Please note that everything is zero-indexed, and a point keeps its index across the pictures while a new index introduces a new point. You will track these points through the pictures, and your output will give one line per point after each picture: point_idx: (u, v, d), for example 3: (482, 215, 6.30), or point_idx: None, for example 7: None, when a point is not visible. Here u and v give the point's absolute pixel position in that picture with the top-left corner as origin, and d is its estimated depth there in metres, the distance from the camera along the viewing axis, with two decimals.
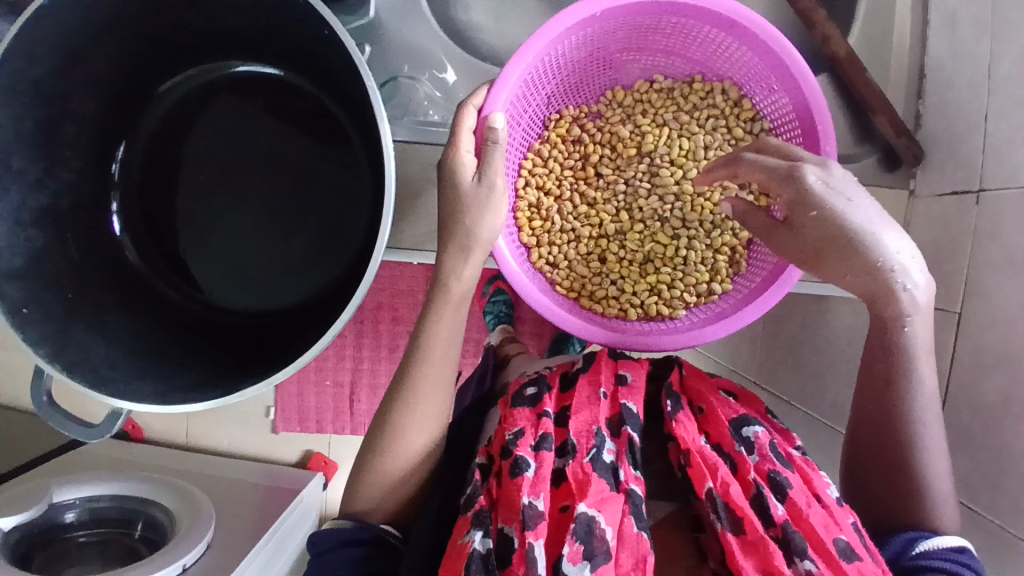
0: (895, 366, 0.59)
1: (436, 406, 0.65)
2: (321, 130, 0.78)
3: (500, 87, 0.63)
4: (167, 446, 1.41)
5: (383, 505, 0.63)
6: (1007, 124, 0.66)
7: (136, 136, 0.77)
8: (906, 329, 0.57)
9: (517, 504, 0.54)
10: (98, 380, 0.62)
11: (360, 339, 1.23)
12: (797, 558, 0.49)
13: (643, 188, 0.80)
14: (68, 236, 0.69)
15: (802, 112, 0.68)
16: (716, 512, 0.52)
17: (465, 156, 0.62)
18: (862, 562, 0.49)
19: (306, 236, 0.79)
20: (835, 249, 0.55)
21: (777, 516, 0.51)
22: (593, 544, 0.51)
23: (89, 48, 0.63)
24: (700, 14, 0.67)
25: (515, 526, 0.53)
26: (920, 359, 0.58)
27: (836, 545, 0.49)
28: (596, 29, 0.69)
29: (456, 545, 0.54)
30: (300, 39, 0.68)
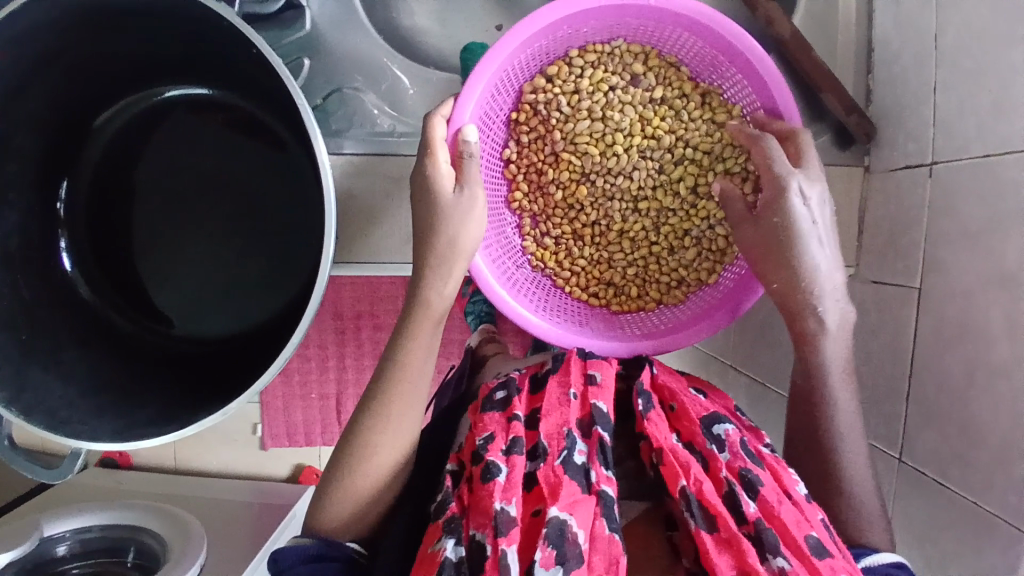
0: (812, 377, 0.61)
1: (411, 421, 0.63)
2: (269, 149, 0.77)
3: (463, 101, 0.63)
4: (157, 471, 1.41)
5: (350, 523, 0.61)
6: (955, 93, 0.65)
7: (77, 172, 0.76)
8: (819, 346, 0.60)
9: (489, 510, 0.52)
10: (56, 423, 0.62)
11: (340, 351, 1.22)
12: (770, 554, 0.48)
13: (620, 181, 0.75)
14: (18, 278, 0.68)
15: (760, 94, 0.65)
16: (690, 510, 0.51)
17: (441, 167, 0.61)
18: (832, 559, 0.49)
19: (264, 257, 0.79)
20: (775, 254, 0.59)
21: (750, 513, 0.51)
22: (566, 548, 0.49)
23: (19, 88, 0.62)
24: (659, 15, 0.65)
25: (487, 531, 0.52)
26: (834, 376, 0.61)
27: (808, 541, 0.49)
28: (535, 44, 0.67)
29: (428, 553, 0.53)
30: (232, 61, 0.67)
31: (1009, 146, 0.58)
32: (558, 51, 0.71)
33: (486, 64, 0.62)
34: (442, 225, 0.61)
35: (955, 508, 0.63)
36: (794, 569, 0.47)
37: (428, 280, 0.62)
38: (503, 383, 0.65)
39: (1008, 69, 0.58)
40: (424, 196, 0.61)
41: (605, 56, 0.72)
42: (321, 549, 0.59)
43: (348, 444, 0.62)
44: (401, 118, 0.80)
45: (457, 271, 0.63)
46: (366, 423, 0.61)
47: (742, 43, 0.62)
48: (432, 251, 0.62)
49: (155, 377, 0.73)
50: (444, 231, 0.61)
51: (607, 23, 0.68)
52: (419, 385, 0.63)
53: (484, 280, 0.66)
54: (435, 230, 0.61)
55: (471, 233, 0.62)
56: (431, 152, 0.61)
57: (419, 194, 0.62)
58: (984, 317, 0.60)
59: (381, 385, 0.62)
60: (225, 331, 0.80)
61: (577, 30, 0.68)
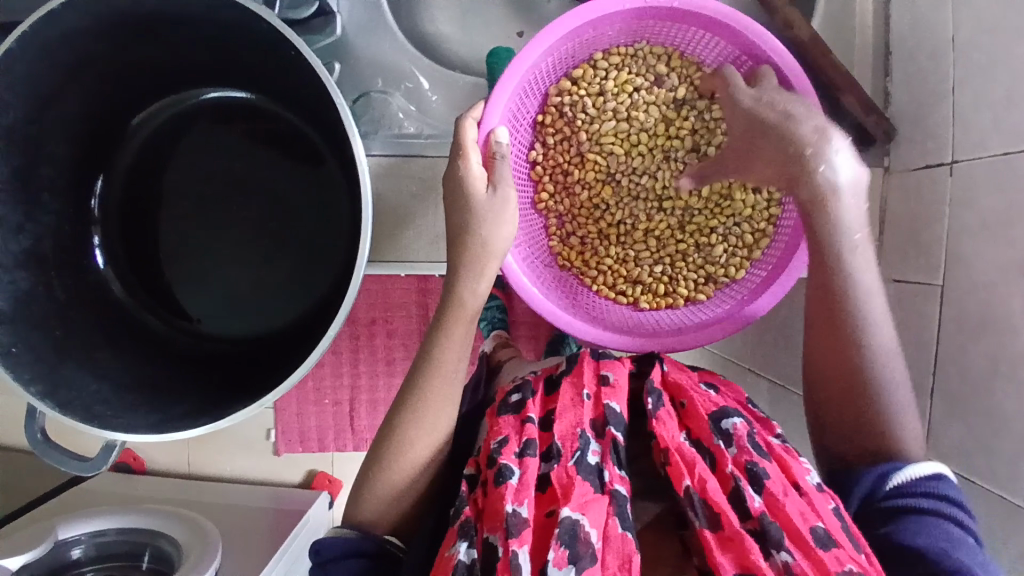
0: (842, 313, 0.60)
1: (445, 416, 0.63)
2: (297, 151, 0.78)
3: (495, 103, 0.64)
4: (171, 477, 1.40)
5: (388, 515, 0.62)
6: (975, 92, 0.67)
7: (112, 174, 0.78)
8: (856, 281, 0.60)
9: (501, 512, 0.53)
10: (92, 417, 0.62)
11: (357, 355, 1.23)
12: (773, 549, 0.49)
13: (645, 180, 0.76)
14: (51, 277, 0.69)
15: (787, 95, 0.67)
16: (694, 509, 0.52)
17: (474, 167, 0.62)
18: (839, 549, 0.49)
19: (291, 257, 0.80)
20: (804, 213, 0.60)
21: (754, 508, 0.51)
22: (577, 548, 0.50)
23: (59, 88, 0.63)
24: (685, 18, 0.67)
25: (499, 533, 0.52)
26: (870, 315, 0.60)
27: (814, 534, 0.49)
28: (563, 48, 0.69)
29: (443, 557, 0.54)
30: (267, 63, 0.69)
31: None
32: (583, 54, 0.73)
33: (518, 66, 0.64)
34: (476, 223, 0.62)
35: (982, 500, 0.64)
36: (797, 563, 0.48)
37: (461, 279, 0.63)
38: (518, 386, 0.66)
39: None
40: (459, 199, 0.62)
41: (628, 59, 0.74)
42: (356, 543, 0.59)
43: (385, 437, 0.63)
44: (427, 121, 0.82)
45: (491, 269, 0.63)
46: (402, 415, 0.62)
47: (768, 45, 0.64)
48: (466, 250, 0.62)
49: (186, 376, 0.74)
50: (479, 231, 0.62)
51: (630, 25, 0.69)
52: (453, 381, 0.63)
53: (517, 279, 0.68)
54: (469, 228, 0.62)
55: (506, 230, 0.63)
56: (462, 154, 0.62)
57: (452, 196, 0.63)
58: (1007, 309, 0.61)
59: (418, 379, 0.63)
60: (251, 331, 0.81)
61: (602, 33, 0.70)
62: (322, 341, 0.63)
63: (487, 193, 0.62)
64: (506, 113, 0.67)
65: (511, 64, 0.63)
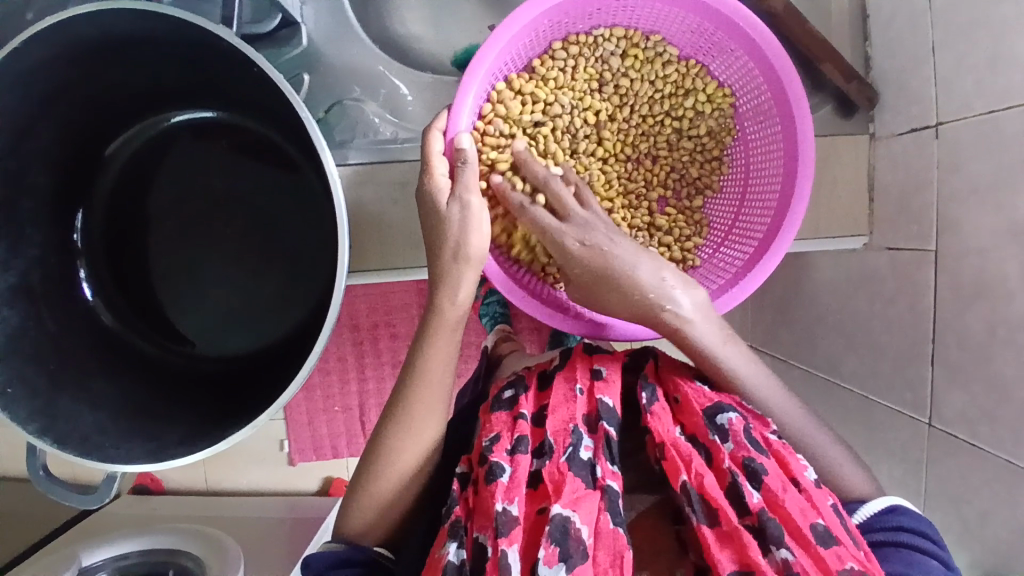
0: (735, 386, 0.59)
1: (431, 428, 0.63)
2: (275, 167, 0.78)
3: (458, 109, 0.64)
4: (189, 494, 1.42)
5: (374, 526, 0.62)
6: (954, 51, 0.65)
7: (92, 204, 0.78)
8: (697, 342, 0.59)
9: (491, 511, 0.53)
10: (90, 449, 0.63)
11: (361, 361, 1.23)
12: (773, 546, 0.49)
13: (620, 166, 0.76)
14: (41, 311, 0.69)
15: (761, 63, 0.65)
16: (691, 505, 0.52)
17: (440, 179, 0.62)
18: (839, 547, 0.48)
19: (278, 271, 0.79)
20: (605, 285, 0.60)
21: (753, 504, 0.51)
22: (568, 544, 0.50)
23: (30, 123, 0.63)
24: None
25: (489, 532, 0.53)
26: (736, 365, 0.59)
27: (814, 531, 0.49)
28: (525, 40, 0.67)
29: (433, 557, 0.54)
30: (234, 81, 0.68)
31: (1015, 98, 0.58)
32: (543, 44, 0.71)
33: (479, 65, 0.63)
34: (446, 235, 0.61)
35: (989, 466, 0.63)
36: (798, 561, 0.48)
37: (441, 290, 0.62)
38: (511, 382, 0.65)
39: (1005, 20, 0.58)
40: (433, 216, 0.62)
41: (590, 46, 0.72)
42: (345, 554, 0.61)
43: (370, 450, 0.63)
44: (403, 124, 0.81)
45: (470, 277, 0.62)
46: (387, 432, 0.62)
47: (743, 19, 0.62)
48: (442, 262, 0.62)
49: (182, 401, 0.74)
50: (449, 239, 0.61)
51: (589, 9, 0.68)
52: (439, 392, 0.63)
53: (498, 279, 0.68)
54: (441, 239, 0.61)
55: (476, 236, 0.61)
56: (428, 165, 0.62)
57: (424, 211, 0.63)
58: (1003, 271, 0.60)
59: (402, 393, 0.63)
60: (246, 348, 0.81)
61: (560, 21, 0.68)
62: (307, 362, 0.63)
63: (448, 203, 0.61)
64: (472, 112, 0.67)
65: (476, 59, 0.62)
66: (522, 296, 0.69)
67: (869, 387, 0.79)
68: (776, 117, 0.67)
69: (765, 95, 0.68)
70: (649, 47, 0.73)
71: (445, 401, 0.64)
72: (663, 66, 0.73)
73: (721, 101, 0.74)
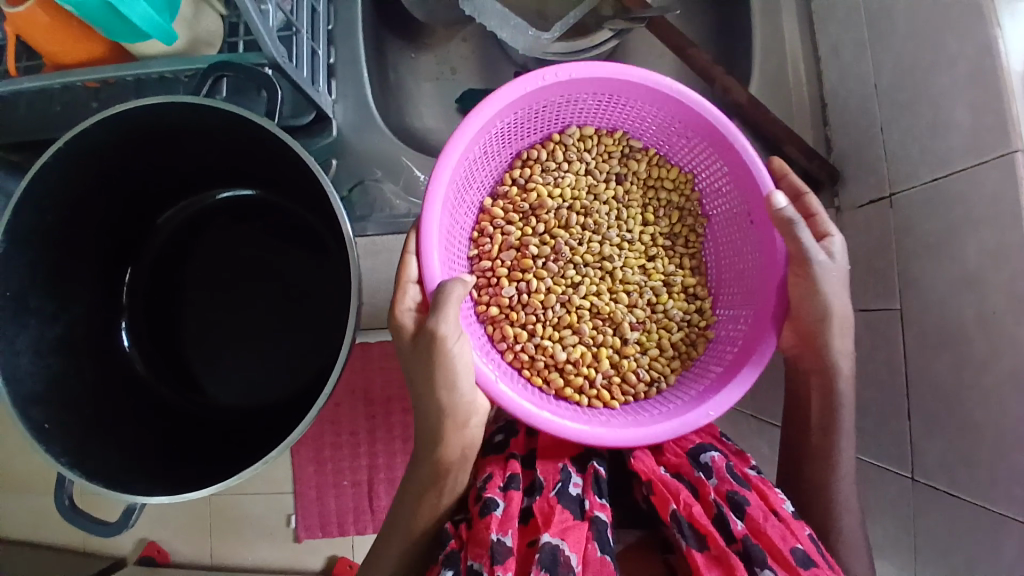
0: (825, 413, 0.70)
1: (424, 519, 0.69)
2: (300, 238, 0.87)
3: (428, 248, 0.64)
4: (194, 569, 1.41)
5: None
6: (902, 129, 0.73)
7: (140, 263, 0.87)
8: (836, 383, 0.69)
9: (486, 541, 0.60)
10: (115, 482, 0.68)
11: (374, 434, 1.29)
12: (758, 568, 0.57)
13: (604, 244, 0.82)
14: (82, 362, 0.77)
15: (724, 149, 0.72)
16: (682, 532, 0.60)
17: (406, 314, 0.67)
18: (818, 568, 0.56)
19: (296, 331, 0.86)
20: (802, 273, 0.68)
21: (738, 531, 0.60)
22: (557, 568, 0.57)
23: (87, 196, 0.74)
24: (623, 88, 0.72)
25: (484, 560, 0.59)
26: (842, 413, 0.70)
27: (794, 553, 0.57)
28: (486, 148, 0.73)
29: None
30: (267, 162, 0.78)
31: (954, 167, 0.66)
32: (505, 149, 0.79)
33: (440, 176, 0.65)
34: (427, 372, 0.64)
35: (968, 512, 0.65)
36: None
37: (426, 412, 0.67)
38: (502, 428, 0.77)
39: (940, 99, 0.68)
40: (424, 350, 0.63)
41: (557, 148, 0.82)
42: None
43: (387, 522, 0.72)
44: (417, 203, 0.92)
45: (453, 403, 0.66)
46: (410, 494, 0.70)
47: (676, 93, 0.70)
48: (419, 384, 0.66)
49: (199, 449, 0.79)
50: (426, 368, 0.64)
51: (552, 119, 0.79)
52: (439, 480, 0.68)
53: (509, 401, 0.64)
54: (420, 369, 0.65)
55: (449, 383, 0.64)
56: (396, 298, 0.67)
57: (397, 339, 0.68)
58: (961, 322, 0.66)
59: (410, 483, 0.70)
60: (262, 401, 0.86)
61: (520, 125, 0.76)
62: (315, 405, 0.68)
63: (411, 338, 0.66)
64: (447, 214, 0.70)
65: (442, 156, 0.65)
66: (521, 403, 0.65)
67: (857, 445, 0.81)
68: (740, 191, 0.74)
69: (726, 170, 0.75)
70: (623, 145, 0.84)
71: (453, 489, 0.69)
72: (628, 163, 0.84)
73: (687, 185, 0.83)
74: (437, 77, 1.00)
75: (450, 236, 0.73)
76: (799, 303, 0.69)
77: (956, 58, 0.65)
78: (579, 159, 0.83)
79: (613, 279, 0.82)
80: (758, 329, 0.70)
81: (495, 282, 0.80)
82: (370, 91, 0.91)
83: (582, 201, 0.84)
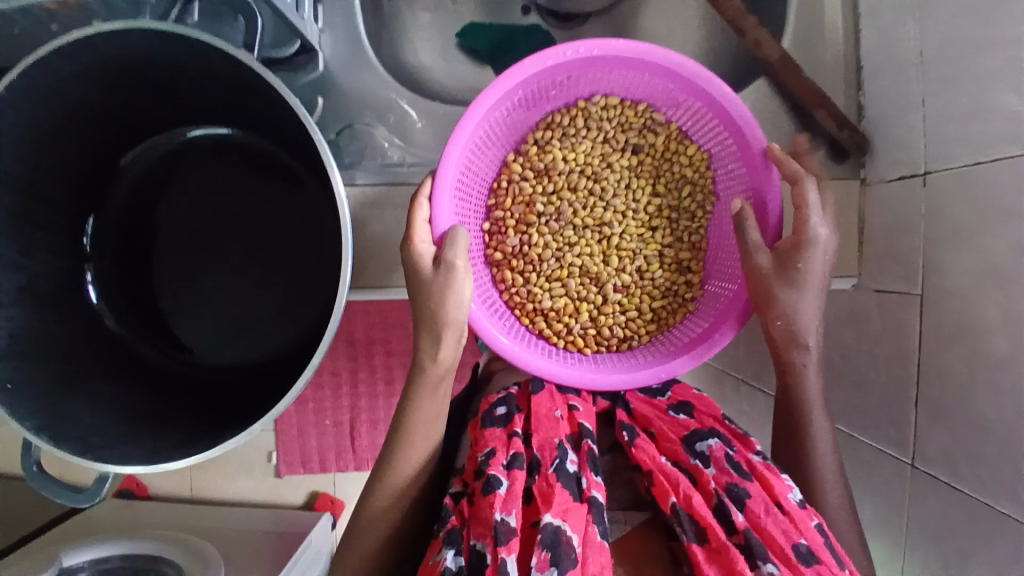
0: (794, 403, 0.67)
1: (420, 457, 0.67)
2: (286, 186, 0.80)
3: (440, 199, 0.65)
4: (174, 502, 1.41)
5: (391, 513, 0.65)
6: (942, 103, 0.68)
7: (105, 211, 0.80)
8: (801, 372, 0.67)
9: (489, 520, 0.57)
10: (88, 449, 0.64)
11: (354, 375, 1.23)
12: (760, 561, 0.54)
13: (603, 212, 0.78)
14: (48, 316, 0.71)
15: (734, 131, 0.67)
16: (681, 525, 0.58)
17: (421, 247, 0.64)
18: (820, 565, 0.54)
19: (279, 285, 0.81)
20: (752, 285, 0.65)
21: (738, 524, 0.57)
22: (559, 550, 0.54)
23: (46, 134, 0.65)
24: (639, 65, 0.66)
25: (488, 541, 0.56)
26: (814, 410, 0.67)
27: (796, 549, 0.55)
28: (502, 113, 0.69)
29: (429, 565, 0.58)
30: (244, 100, 0.70)
31: (996, 151, 0.60)
32: (524, 114, 0.74)
33: (460, 134, 0.64)
34: (428, 297, 0.64)
35: (967, 507, 0.65)
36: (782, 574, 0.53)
37: (423, 346, 0.66)
38: (503, 399, 0.71)
39: (986, 72, 0.61)
40: (439, 283, 0.63)
41: (581, 116, 0.76)
42: None
43: (377, 462, 0.68)
44: (412, 149, 0.83)
45: (450, 338, 0.65)
46: (402, 421, 0.67)
47: (713, 86, 0.64)
48: (422, 318, 0.65)
49: (175, 408, 0.75)
50: (430, 301, 0.64)
51: (572, 88, 0.73)
52: (433, 409, 0.67)
53: (498, 341, 0.68)
54: (423, 302, 0.64)
55: (461, 300, 0.64)
56: (410, 234, 0.65)
57: (407, 275, 0.66)
58: (983, 316, 0.62)
59: (399, 422, 0.67)
60: (247, 357, 0.82)
61: (545, 90, 0.71)
62: (307, 368, 0.63)
63: (431, 272, 0.64)
64: (458, 174, 0.67)
65: (464, 117, 0.63)
66: (513, 348, 0.69)
67: (855, 425, 0.80)
68: (745, 172, 0.69)
69: (732, 149, 0.69)
70: (646, 117, 0.77)
71: (440, 412, 0.68)
72: (648, 135, 0.77)
73: (702, 165, 0.76)
74: (435, 7, 0.90)
75: (464, 200, 0.71)
76: (772, 300, 0.64)
77: (1008, 30, 0.58)
78: (600, 127, 0.77)
79: (607, 251, 0.78)
80: (733, 306, 0.68)
81: (503, 230, 0.76)
82: (361, 23, 0.83)
83: (592, 170, 0.78)
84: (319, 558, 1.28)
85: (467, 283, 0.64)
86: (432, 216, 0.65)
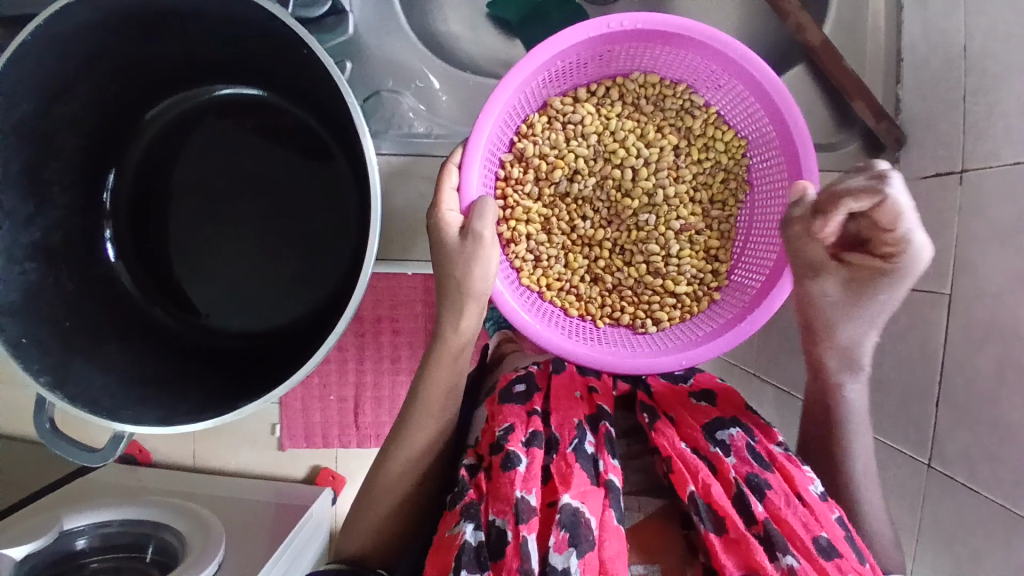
0: (831, 430, 0.64)
1: (436, 431, 0.66)
2: (308, 153, 0.79)
3: (469, 167, 0.64)
4: (176, 469, 1.41)
5: (403, 483, 0.65)
6: (985, 98, 0.66)
7: (124, 168, 0.79)
8: (846, 394, 0.64)
9: (509, 497, 0.56)
10: (100, 409, 0.63)
11: (361, 352, 1.22)
12: (779, 553, 0.54)
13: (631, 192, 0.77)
14: (60, 270, 0.70)
15: (774, 115, 0.66)
16: (699, 514, 0.57)
17: (450, 214, 0.63)
18: (841, 558, 0.53)
19: (297, 252, 0.80)
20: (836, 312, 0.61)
21: (758, 514, 0.56)
22: (579, 531, 0.53)
23: (66, 84, 0.64)
24: (682, 41, 0.66)
25: (507, 517, 0.55)
26: (854, 430, 0.64)
27: (817, 542, 0.54)
28: (537, 82, 0.68)
29: (446, 537, 0.57)
30: (273, 58, 0.69)
31: None
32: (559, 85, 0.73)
33: (495, 102, 0.63)
34: (451, 267, 0.63)
35: (984, 509, 0.64)
36: (802, 567, 0.53)
37: (445, 317, 0.65)
38: (521, 377, 0.69)
39: None
40: (464, 253, 0.62)
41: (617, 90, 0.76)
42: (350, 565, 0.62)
43: (393, 430, 0.68)
44: (437, 120, 0.83)
45: (472, 308, 0.64)
46: (420, 391, 0.66)
47: (755, 66, 0.64)
48: (445, 290, 0.64)
49: (188, 373, 0.74)
50: (455, 271, 0.63)
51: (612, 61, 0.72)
52: (451, 384, 0.66)
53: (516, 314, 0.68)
54: (447, 273, 0.63)
55: (486, 272, 0.63)
56: (439, 200, 0.64)
57: (433, 243, 0.64)
58: (1013, 318, 0.61)
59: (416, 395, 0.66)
60: (262, 325, 0.81)
61: (582, 62, 0.70)
62: (332, 333, 0.62)
63: (457, 240, 0.62)
64: (488, 141, 0.67)
65: (500, 84, 0.62)
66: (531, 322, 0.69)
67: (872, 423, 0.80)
68: (782, 159, 0.68)
69: (772, 137, 0.69)
70: (684, 99, 0.76)
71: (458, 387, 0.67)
72: (685, 117, 0.76)
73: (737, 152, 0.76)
74: None
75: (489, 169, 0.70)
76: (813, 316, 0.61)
77: None
78: (635, 105, 0.76)
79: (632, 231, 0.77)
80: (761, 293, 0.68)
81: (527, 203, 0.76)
82: None
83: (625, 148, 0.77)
84: (318, 532, 1.28)
85: (494, 255, 0.63)
86: (461, 182, 0.65)
